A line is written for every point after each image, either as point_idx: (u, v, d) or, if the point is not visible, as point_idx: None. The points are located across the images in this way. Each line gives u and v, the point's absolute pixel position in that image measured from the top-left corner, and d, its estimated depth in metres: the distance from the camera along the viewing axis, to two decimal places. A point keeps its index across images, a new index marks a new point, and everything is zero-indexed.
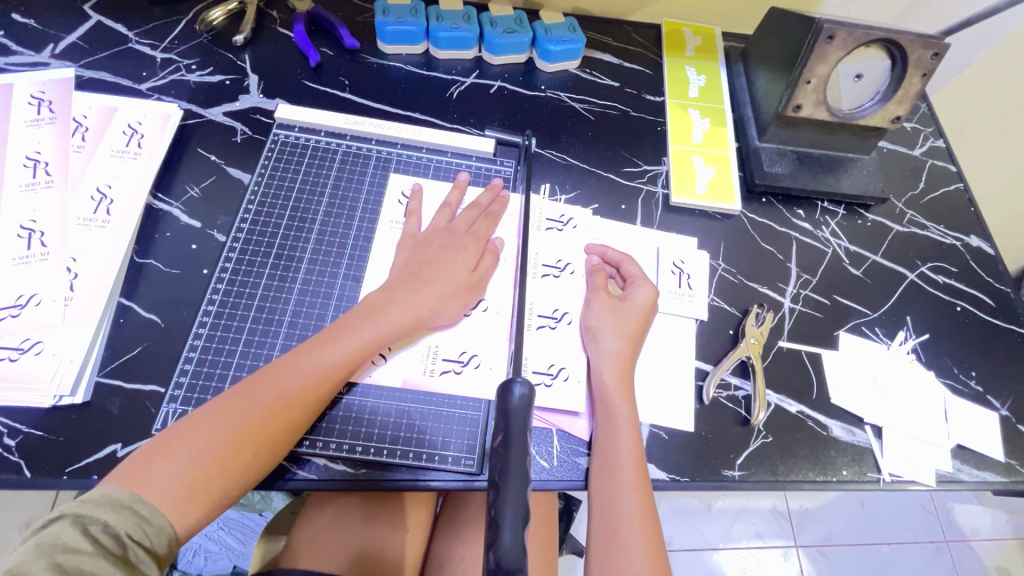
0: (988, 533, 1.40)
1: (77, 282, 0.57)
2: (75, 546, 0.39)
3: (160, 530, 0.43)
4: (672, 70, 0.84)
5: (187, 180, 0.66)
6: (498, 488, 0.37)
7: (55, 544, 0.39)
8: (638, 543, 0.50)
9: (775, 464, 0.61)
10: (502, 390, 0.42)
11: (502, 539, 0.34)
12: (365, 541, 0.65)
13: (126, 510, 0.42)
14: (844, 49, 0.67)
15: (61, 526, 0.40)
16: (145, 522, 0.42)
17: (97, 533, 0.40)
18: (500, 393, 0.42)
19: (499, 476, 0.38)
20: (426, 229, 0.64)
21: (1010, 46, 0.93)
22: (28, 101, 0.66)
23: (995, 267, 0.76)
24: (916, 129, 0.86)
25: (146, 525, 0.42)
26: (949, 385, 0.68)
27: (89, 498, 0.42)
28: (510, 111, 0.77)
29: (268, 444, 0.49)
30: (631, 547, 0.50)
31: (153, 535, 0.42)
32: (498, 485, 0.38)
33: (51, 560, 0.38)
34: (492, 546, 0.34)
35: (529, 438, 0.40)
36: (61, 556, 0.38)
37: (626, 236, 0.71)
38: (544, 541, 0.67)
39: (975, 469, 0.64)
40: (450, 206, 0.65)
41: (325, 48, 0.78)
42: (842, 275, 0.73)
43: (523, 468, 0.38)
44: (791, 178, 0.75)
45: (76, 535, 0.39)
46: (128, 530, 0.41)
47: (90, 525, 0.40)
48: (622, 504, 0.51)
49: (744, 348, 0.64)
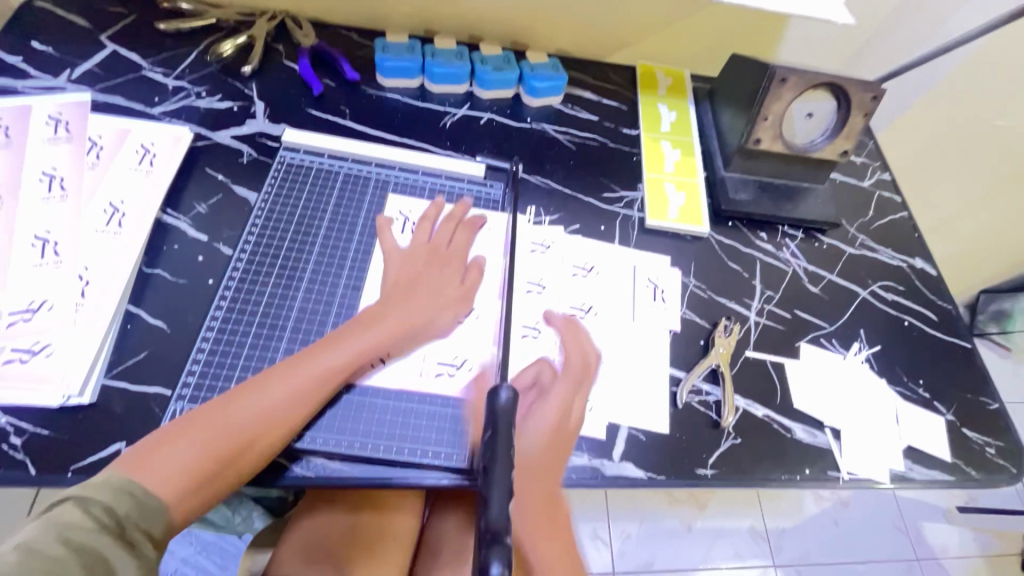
0: (956, 551, 1.45)
1: (88, 289, 0.60)
2: (81, 524, 0.41)
3: (157, 514, 0.45)
4: (645, 106, 0.92)
5: (195, 197, 0.70)
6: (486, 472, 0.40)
7: (61, 521, 0.40)
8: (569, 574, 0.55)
9: (744, 464, 0.65)
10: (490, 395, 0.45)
11: (491, 511, 0.37)
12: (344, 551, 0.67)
13: (128, 495, 0.44)
14: (795, 91, 0.76)
15: (67, 506, 0.41)
16: (144, 506, 0.44)
17: (99, 513, 0.42)
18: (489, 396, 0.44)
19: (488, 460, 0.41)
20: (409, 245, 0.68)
21: (942, 93, 1.05)
22: (45, 121, 0.70)
23: (937, 287, 0.84)
24: (864, 163, 0.96)
25: (144, 509, 0.44)
26: (899, 392, 0.74)
27: (92, 483, 0.44)
28: (499, 140, 0.84)
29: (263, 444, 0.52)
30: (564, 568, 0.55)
31: (150, 518, 0.44)
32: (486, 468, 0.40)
33: (57, 534, 0.40)
34: (482, 517, 0.37)
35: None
36: (67, 532, 0.40)
37: (606, 255, 0.76)
38: None
39: (925, 469, 0.69)
40: (428, 221, 0.70)
41: (327, 79, 0.84)
42: (802, 292, 0.80)
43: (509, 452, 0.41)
44: (754, 204, 0.83)
45: (82, 515, 0.41)
46: (128, 513, 0.43)
47: (95, 507, 0.42)
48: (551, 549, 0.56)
49: (713, 356, 0.70)
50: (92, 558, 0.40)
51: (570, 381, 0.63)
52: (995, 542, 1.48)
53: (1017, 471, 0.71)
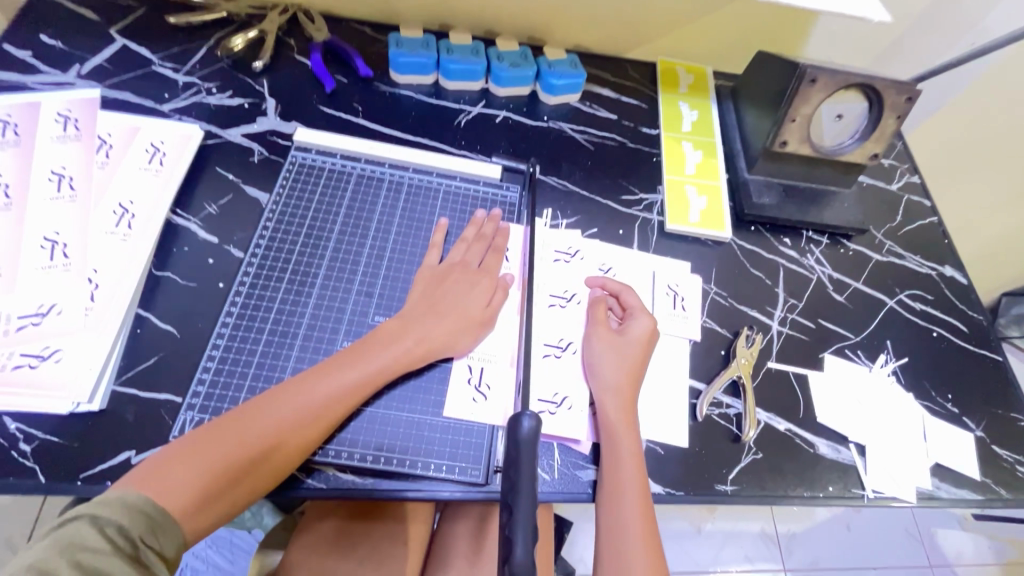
0: (971, 558, 1.42)
1: (98, 293, 0.59)
2: (93, 545, 0.40)
3: (170, 534, 0.44)
4: (666, 105, 0.89)
5: (206, 197, 0.69)
6: (511, 509, 0.39)
7: (74, 541, 0.40)
8: (637, 540, 0.54)
9: (765, 480, 0.63)
10: (511, 423, 0.44)
11: (516, 553, 0.36)
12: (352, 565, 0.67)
13: (139, 514, 0.43)
14: (825, 92, 0.72)
15: (79, 525, 0.41)
16: (156, 527, 0.43)
17: (113, 534, 0.41)
18: (510, 424, 0.44)
19: (512, 497, 0.40)
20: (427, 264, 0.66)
21: (978, 92, 1.01)
22: (55, 118, 0.68)
23: (968, 296, 0.81)
24: (893, 165, 0.92)
25: (157, 529, 0.43)
26: (927, 407, 0.72)
27: (104, 500, 0.43)
28: (514, 139, 0.82)
29: (274, 464, 0.50)
30: (631, 534, 0.54)
31: (163, 538, 0.43)
32: (510, 505, 0.39)
33: (69, 558, 0.39)
34: (507, 559, 0.36)
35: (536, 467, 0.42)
36: (80, 554, 0.39)
37: (625, 260, 0.74)
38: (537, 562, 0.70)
39: (952, 487, 0.67)
40: (436, 246, 0.68)
41: (340, 75, 0.82)
42: (826, 301, 0.77)
43: (531, 488, 0.40)
44: (778, 209, 0.80)
45: (94, 534, 0.40)
46: (141, 533, 0.42)
47: (107, 526, 0.41)
48: (626, 506, 0.55)
49: (735, 368, 0.68)
50: None
51: (655, 329, 0.66)
52: (1011, 549, 1.45)
53: None
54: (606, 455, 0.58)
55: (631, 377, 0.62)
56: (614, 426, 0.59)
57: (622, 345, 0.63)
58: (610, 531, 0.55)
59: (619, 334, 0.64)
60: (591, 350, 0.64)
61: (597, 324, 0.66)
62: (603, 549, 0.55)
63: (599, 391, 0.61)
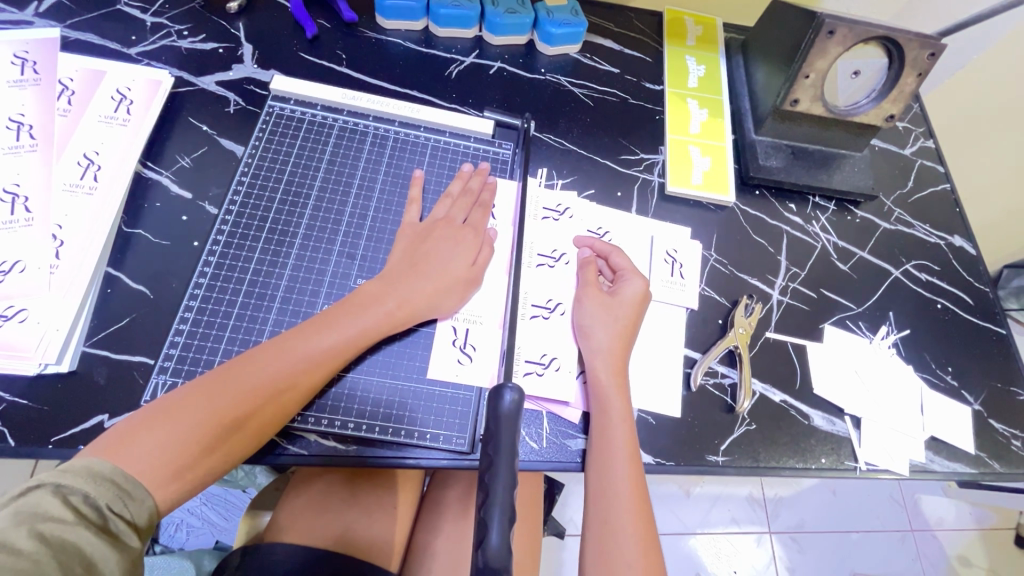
0: (953, 523, 1.45)
1: (63, 250, 0.55)
2: (57, 515, 0.38)
3: (140, 503, 0.42)
4: (672, 59, 0.84)
5: (178, 149, 0.65)
6: (486, 490, 0.38)
7: (34, 512, 0.38)
8: (625, 506, 0.53)
9: (757, 451, 0.62)
10: (493, 395, 0.41)
11: (490, 539, 0.35)
12: (345, 524, 0.66)
13: (107, 483, 0.41)
14: (843, 45, 0.67)
15: (40, 494, 0.39)
16: (126, 495, 0.42)
17: (78, 503, 0.39)
18: (491, 398, 0.41)
19: (488, 478, 0.38)
20: (409, 222, 0.63)
21: (1003, 51, 0.95)
22: (11, 60, 0.63)
23: (975, 268, 0.79)
24: (907, 128, 0.88)
25: (127, 497, 0.42)
26: (927, 380, 0.70)
27: (69, 467, 0.41)
28: (509, 93, 0.77)
29: (251, 429, 0.49)
30: (618, 498, 0.53)
31: (134, 507, 0.42)
32: (485, 486, 0.38)
33: (31, 528, 0.37)
34: (480, 545, 0.35)
35: (516, 443, 0.40)
36: (42, 525, 0.37)
37: (623, 223, 0.71)
38: (529, 528, 0.70)
39: (946, 460, 0.66)
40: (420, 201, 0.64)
41: (322, 20, 0.76)
42: (830, 269, 0.74)
43: (510, 467, 0.39)
44: (785, 172, 0.76)
45: (57, 504, 0.39)
46: (109, 502, 0.40)
47: (71, 495, 0.39)
48: (616, 470, 0.54)
49: (732, 337, 0.65)
50: (71, 556, 0.37)
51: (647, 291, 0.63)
52: (991, 516, 1.49)
53: None
54: (596, 420, 0.57)
55: (623, 341, 0.60)
56: (605, 392, 0.57)
57: (614, 309, 0.61)
58: (599, 497, 0.53)
59: (610, 297, 0.62)
60: (581, 314, 0.61)
61: (587, 287, 0.63)
62: (592, 515, 0.53)
63: (589, 353, 0.59)
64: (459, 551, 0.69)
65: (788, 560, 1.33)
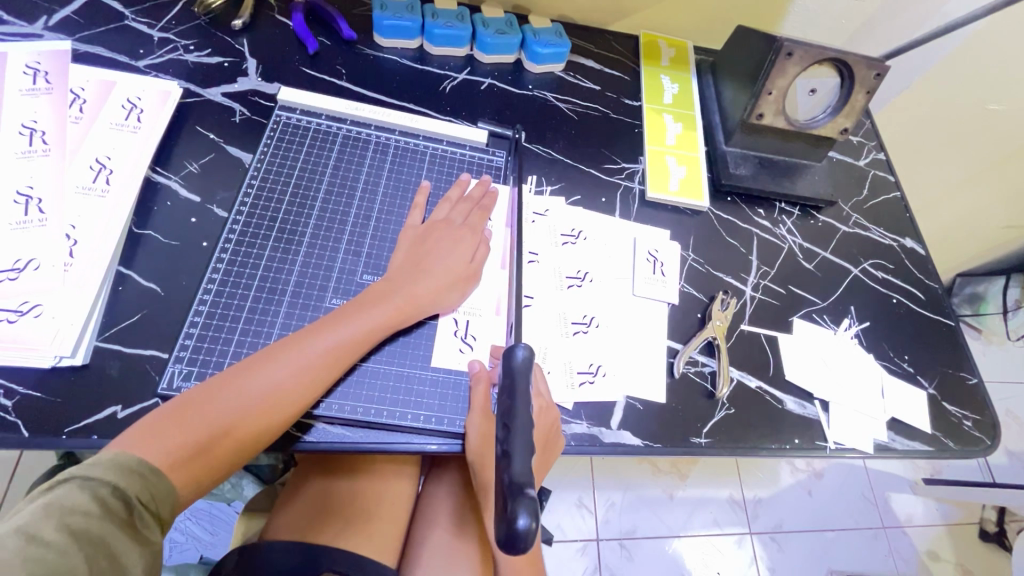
0: (921, 520, 1.52)
1: (77, 248, 0.58)
2: (83, 508, 0.40)
3: (164, 495, 0.44)
4: (648, 78, 0.91)
5: (186, 156, 0.68)
6: (508, 425, 0.44)
7: (63, 505, 0.39)
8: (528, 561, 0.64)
9: (735, 433, 0.67)
10: (506, 356, 0.50)
11: (514, 463, 0.42)
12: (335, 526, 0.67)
13: (133, 474, 0.43)
14: (800, 65, 0.74)
15: (68, 488, 0.40)
16: (150, 486, 0.44)
17: (104, 495, 0.41)
18: (505, 356, 0.49)
19: (509, 417, 0.45)
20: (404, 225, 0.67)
21: (939, 74, 1.06)
22: (23, 70, 0.66)
23: (925, 266, 0.86)
24: (861, 142, 0.96)
25: (152, 491, 0.44)
26: (886, 367, 0.76)
27: (96, 461, 0.43)
28: (500, 107, 0.82)
29: (270, 422, 0.51)
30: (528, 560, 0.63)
31: (157, 499, 0.44)
32: (507, 423, 0.45)
33: (59, 521, 0.39)
34: (506, 468, 0.42)
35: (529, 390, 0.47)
36: (69, 518, 0.39)
37: (606, 225, 0.76)
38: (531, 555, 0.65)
39: (906, 439, 0.72)
40: (420, 206, 0.68)
41: (322, 38, 0.81)
42: (796, 268, 0.81)
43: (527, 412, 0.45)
44: (754, 180, 0.83)
45: (85, 498, 0.40)
46: (136, 492, 0.43)
47: (98, 488, 0.41)
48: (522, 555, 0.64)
49: (710, 329, 0.71)
50: (96, 548, 0.39)
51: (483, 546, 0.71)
52: (957, 511, 1.56)
53: (992, 443, 0.75)
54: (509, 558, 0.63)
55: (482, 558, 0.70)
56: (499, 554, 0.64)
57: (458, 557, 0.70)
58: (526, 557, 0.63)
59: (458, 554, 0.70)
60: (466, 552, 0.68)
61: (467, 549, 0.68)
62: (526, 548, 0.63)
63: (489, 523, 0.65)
64: (457, 542, 0.71)
65: (768, 559, 1.37)
